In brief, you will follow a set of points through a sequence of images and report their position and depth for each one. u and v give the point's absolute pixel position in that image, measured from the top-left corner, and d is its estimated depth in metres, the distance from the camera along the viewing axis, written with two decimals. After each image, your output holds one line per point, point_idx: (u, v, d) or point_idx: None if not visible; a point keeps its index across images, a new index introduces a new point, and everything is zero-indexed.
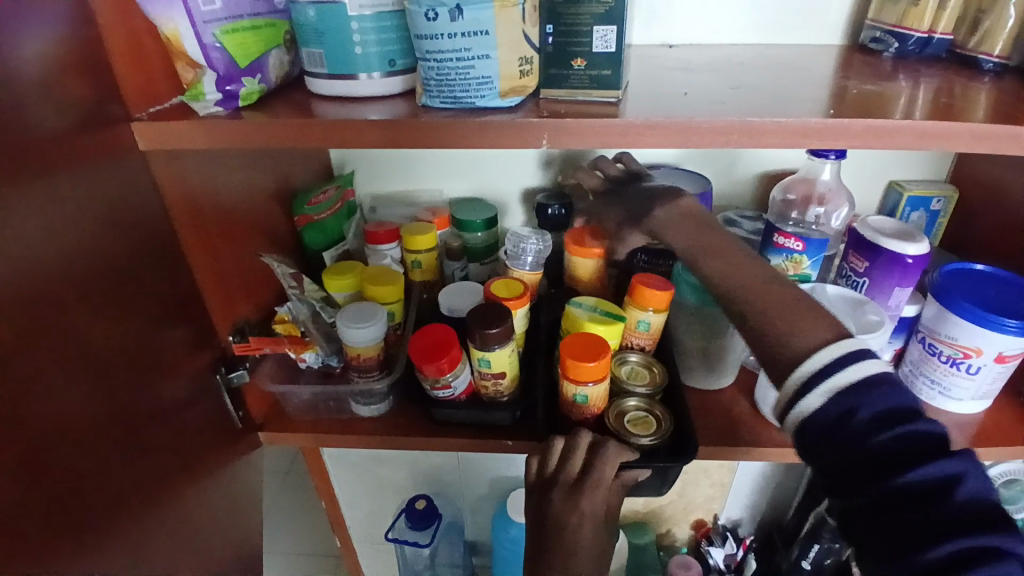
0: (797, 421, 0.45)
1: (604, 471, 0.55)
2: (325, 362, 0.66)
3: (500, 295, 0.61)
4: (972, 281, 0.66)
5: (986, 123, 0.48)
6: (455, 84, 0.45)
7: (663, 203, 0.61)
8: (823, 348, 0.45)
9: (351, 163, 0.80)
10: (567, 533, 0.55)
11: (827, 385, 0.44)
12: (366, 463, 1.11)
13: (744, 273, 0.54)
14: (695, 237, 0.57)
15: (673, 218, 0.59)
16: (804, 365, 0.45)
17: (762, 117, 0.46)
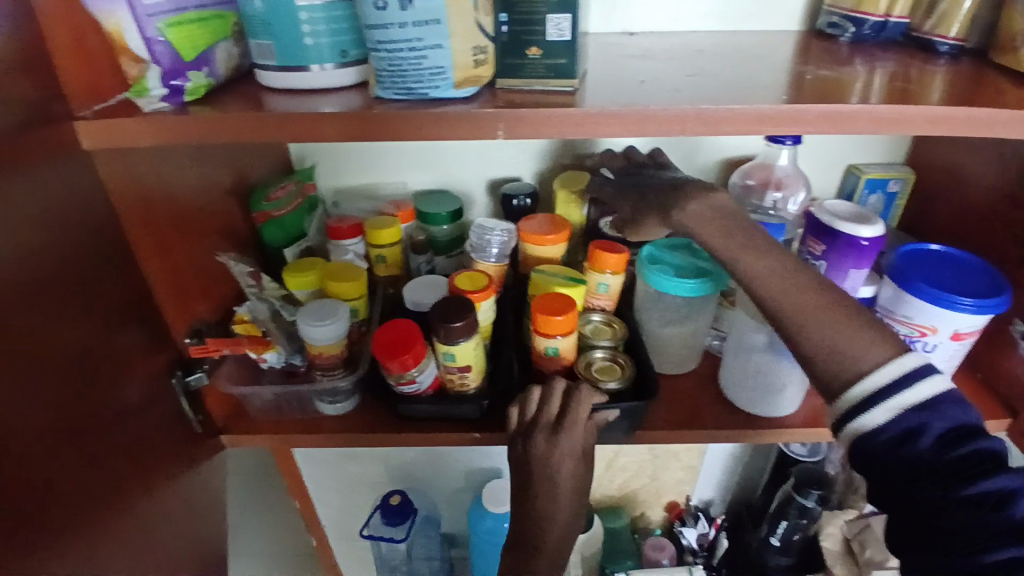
0: (856, 434, 0.43)
1: (579, 412, 0.56)
2: (288, 361, 0.64)
3: (463, 287, 0.60)
4: (930, 261, 0.68)
5: (937, 108, 0.49)
6: (408, 75, 0.44)
7: (698, 195, 0.60)
8: (888, 362, 0.44)
9: (311, 156, 0.78)
10: (551, 472, 0.57)
11: (893, 401, 0.42)
12: (339, 462, 1.10)
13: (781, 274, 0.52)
14: (729, 237, 0.56)
15: (700, 214, 0.58)
16: (869, 377, 0.44)
17: (718, 105, 0.47)
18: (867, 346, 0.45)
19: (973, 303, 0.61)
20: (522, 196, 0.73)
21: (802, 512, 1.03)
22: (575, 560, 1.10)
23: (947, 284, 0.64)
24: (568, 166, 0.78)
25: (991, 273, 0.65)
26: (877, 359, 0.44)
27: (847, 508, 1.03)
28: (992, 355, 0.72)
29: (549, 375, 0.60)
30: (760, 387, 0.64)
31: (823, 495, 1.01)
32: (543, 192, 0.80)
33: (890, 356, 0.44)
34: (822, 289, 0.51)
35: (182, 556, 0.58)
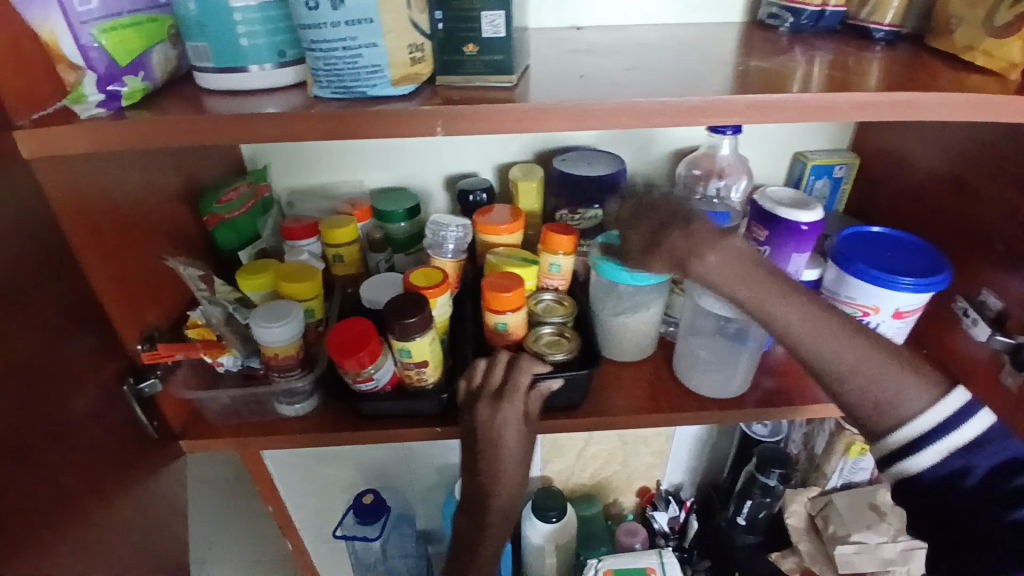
0: (903, 473, 0.55)
1: (520, 380, 0.59)
2: (245, 364, 0.64)
3: (418, 284, 0.60)
4: (871, 242, 0.70)
5: (866, 94, 0.51)
6: (344, 73, 0.45)
7: (712, 241, 0.56)
8: (929, 409, 0.53)
9: (264, 157, 0.78)
10: (495, 438, 0.60)
11: (940, 445, 0.53)
12: (309, 464, 1.10)
13: (820, 328, 0.55)
14: (757, 289, 0.55)
15: (724, 266, 0.55)
16: (911, 424, 0.54)
17: (652, 98, 0.48)
18: (909, 391, 0.54)
19: (912, 282, 0.63)
20: (478, 191, 0.74)
21: (766, 491, 1.05)
22: (549, 548, 1.11)
23: (887, 265, 0.66)
24: (525, 160, 0.79)
25: (929, 252, 0.68)
26: (921, 405, 0.54)
27: (811, 484, 1.08)
28: (935, 330, 0.75)
29: (498, 350, 0.62)
30: (710, 367, 0.67)
31: (784, 473, 1.03)
32: (501, 186, 0.80)
33: (933, 399, 0.54)
34: (849, 340, 0.54)
35: (140, 565, 0.58)
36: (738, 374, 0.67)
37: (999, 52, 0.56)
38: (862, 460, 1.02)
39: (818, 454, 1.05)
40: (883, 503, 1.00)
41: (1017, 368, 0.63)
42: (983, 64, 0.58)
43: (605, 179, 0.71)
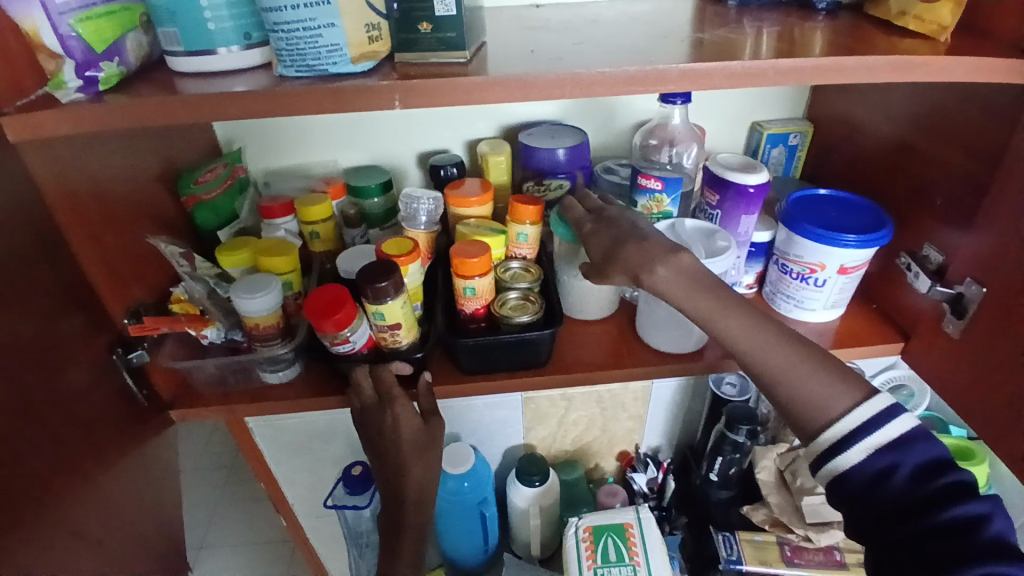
0: (835, 471, 0.55)
1: (387, 380, 0.63)
2: (228, 336, 0.68)
3: (390, 253, 0.63)
4: (820, 204, 0.74)
5: (794, 60, 0.55)
6: (305, 52, 0.48)
7: (659, 259, 0.59)
8: (850, 411, 0.55)
9: (238, 139, 0.80)
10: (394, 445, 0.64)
11: (868, 441, 0.54)
12: (298, 440, 1.13)
13: (758, 333, 0.58)
14: (702, 302, 0.58)
15: (672, 279, 0.59)
16: (835, 423, 0.55)
17: (593, 69, 0.51)
18: (833, 392, 0.56)
19: (856, 240, 0.67)
20: (448, 165, 0.77)
21: (736, 448, 1.11)
22: (533, 511, 1.16)
23: (834, 225, 0.71)
24: (494, 135, 0.82)
25: (874, 213, 0.72)
26: (844, 406, 0.55)
27: (779, 441, 1.14)
28: (885, 287, 0.79)
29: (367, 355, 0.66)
30: (670, 328, 0.71)
31: (751, 429, 1.08)
32: (471, 161, 0.84)
33: (858, 402, 0.55)
34: (789, 348, 0.58)
35: (140, 525, 0.62)
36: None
37: (928, 16, 0.60)
38: None
39: None
40: None
41: (956, 316, 0.67)
42: (915, 28, 0.62)
43: (567, 152, 0.75)
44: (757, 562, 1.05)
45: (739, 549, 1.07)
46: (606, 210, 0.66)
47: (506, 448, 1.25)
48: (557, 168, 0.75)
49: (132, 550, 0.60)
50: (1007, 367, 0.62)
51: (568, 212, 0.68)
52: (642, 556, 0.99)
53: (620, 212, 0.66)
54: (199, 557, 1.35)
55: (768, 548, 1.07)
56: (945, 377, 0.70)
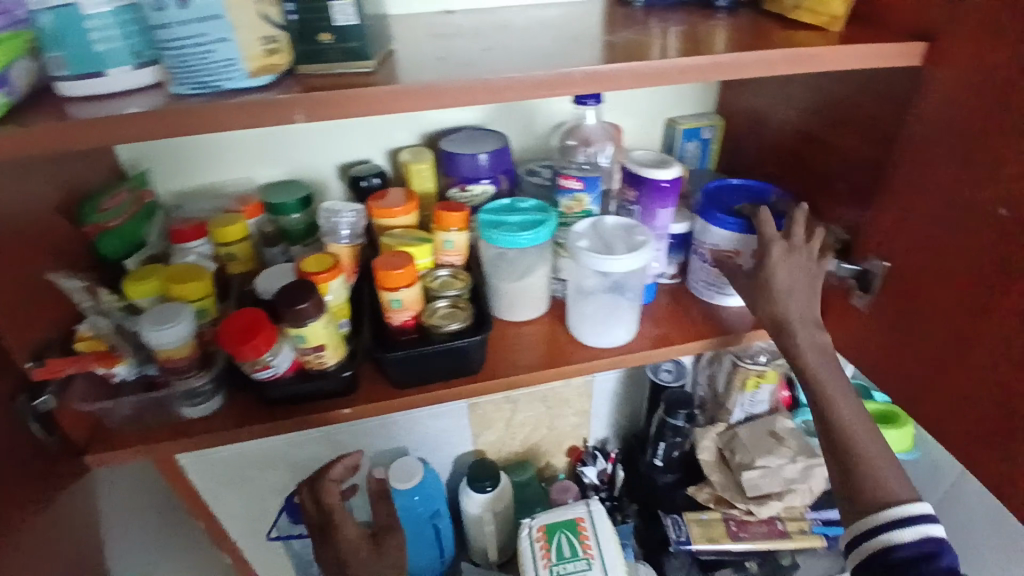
0: (881, 544, 0.57)
1: (329, 494, 0.74)
2: (142, 371, 0.65)
3: (310, 270, 0.62)
4: (733, 193, 0.78)
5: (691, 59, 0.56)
6: (198, 69, 0.46)
7: (805, 326, 0.67)
8: (910, 502, 0.58)
9: (144, 161, 0.76)
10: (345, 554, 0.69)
11: (922, 529, 0.56)
12: (237, 472, 1.08)
13: (859, 417, 0.63)
14: (829, 377, 0.65)
15: (813, 353, 0.66)
16: (890, 506, 0.58)
17: (499, 74, 0.51)
18: (900, 484, 0.59)
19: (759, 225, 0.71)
20: (369, 176, 0.76)
21: (676, 432, 1.14)
22: (486, 517, 1.16)
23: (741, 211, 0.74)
24: (415, 143, 0.81)
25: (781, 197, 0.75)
26: (907, 497, 0.59)
27: (717, 421, 1.18)
28: None
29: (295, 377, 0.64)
30: (599, 324, 0.73)
31: (689, 413, 1.12)
32: (394, 171, 0.82)
33: (916, 496, 0.58)
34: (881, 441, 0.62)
35: None
36: (619, 310, 0.73)
37: (820, 8, 0.64)
38: (759, 393, 1.14)
39: (720, 392, 1.17)
40: (781, 430, 1.14)
41: (863, 290, 0.72)
42: (808, 20, 0.65)
43: (489, 156, 0.75)
44: (705, 539, 1.09)
45: (686, 530, 1.11)
46: (809, 246, 0.67)
47: (456, 457, 1.24)
48: (480, 174, 0.75)
49: None
50: (910, 332, 0.67)
51: (766, 228, 0.68)
52: (595, 549, 1.01)
53: (811, 257, 0.67)
54: None
55: (714, 525, 1.11)
56: (857, 348, 0.75)
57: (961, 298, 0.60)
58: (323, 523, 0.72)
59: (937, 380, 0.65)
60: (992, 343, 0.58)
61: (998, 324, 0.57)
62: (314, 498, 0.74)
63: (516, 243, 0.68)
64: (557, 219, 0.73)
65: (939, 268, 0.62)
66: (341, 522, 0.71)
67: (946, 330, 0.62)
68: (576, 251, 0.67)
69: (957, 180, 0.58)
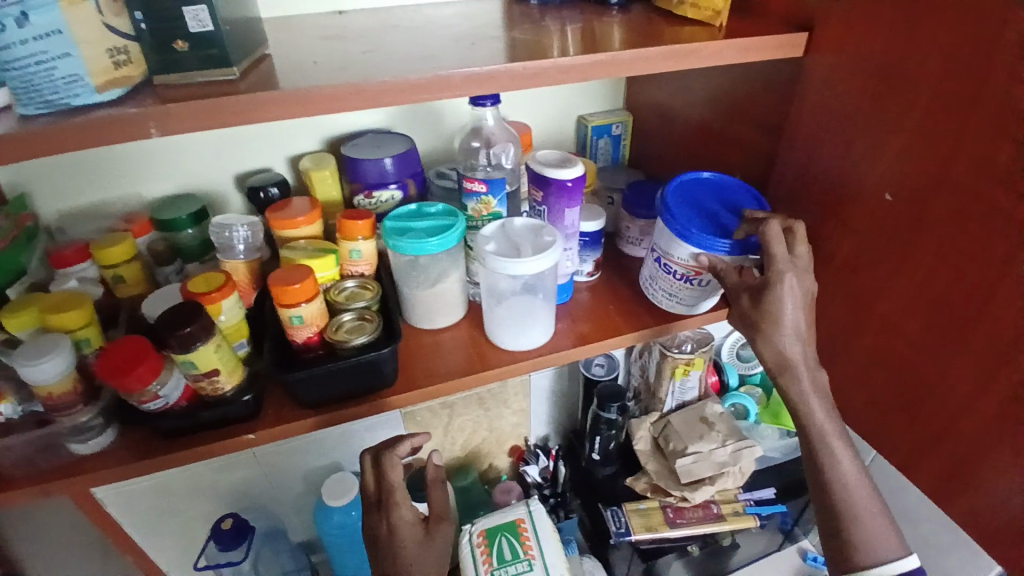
0: None
1: (391, 475, 0.70)
2: (28, 409, 0.61)
3: (198, 291, 0.59)
4: (700, 194, 0.72)
5: (574, 57, 0.56)
6: (42, 87, 0.43)
7: (806, 365, 0.64)
8: (900, 561, 0.61)
9: (20, 180, 0.69)
10: (392, 547, 0.68)
11: None
12: (158, 504, 1.02)
13: (850, 467, 0.63)
14: (823, 419, 0.63)
15: (813, 397, 0.63)
16: (885, 565, 0.61)
17: (373, 79, 0.49)
18: (888, 537, 0.62)
19: (732, 246, 0.65)
20: (267, 186, 0.73)
21: (611, 425, 1.14)
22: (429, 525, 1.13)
23: (713, 222, 0.68)
24: (317, 150, 0.78)
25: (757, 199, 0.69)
26: (896, 557, 0.61)
27: (651, 410, 1.21)
28: None
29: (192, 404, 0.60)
30: (514, 326, 0.72)
31: (621, 406, 1.13)
32: (297, 178, 0.79)
33: (902, 554, 0.61)
34: (870, 492, 0.63)
35: None
36: (534, 310, 0.73)
37: (703, 4, 0.64)
38: (688, 379, 1.16)
39: (652, 382, 1.19)
40: (710, 415, 1.17)
41: None
42: (694, 15, 0.66)
43: (394, 161, 0.73)
44: (644, 529, 1.10)
45: (626, 520, 1.12)
46: (807, 267, 0.63)
47: None
48: (385, 180, 0.73)
49: None
50: (823, 318, 0.67)
51: (777, 251, 0.61)
52: (536, 549, 1.00)
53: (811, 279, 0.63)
54: None
55: (652, 514, 1.13)
56: None
57: (853, 284, 0.62)
58: (380, 499, 0.70)
59: (834, 359, 0.67)
60: (921, 352, 0.57)
61: (908, 321, 0.57)
62: (377, 475, 0.71)
63: (424, 250, 0.66)
64: (465, 222, 0.72)
65: (857, 266, 0.61)
66: (400, 501, 0.70)
67: (870, 328, 0.62)
68: (483, 255, 0.66)
69: (880, 182, 0.57)
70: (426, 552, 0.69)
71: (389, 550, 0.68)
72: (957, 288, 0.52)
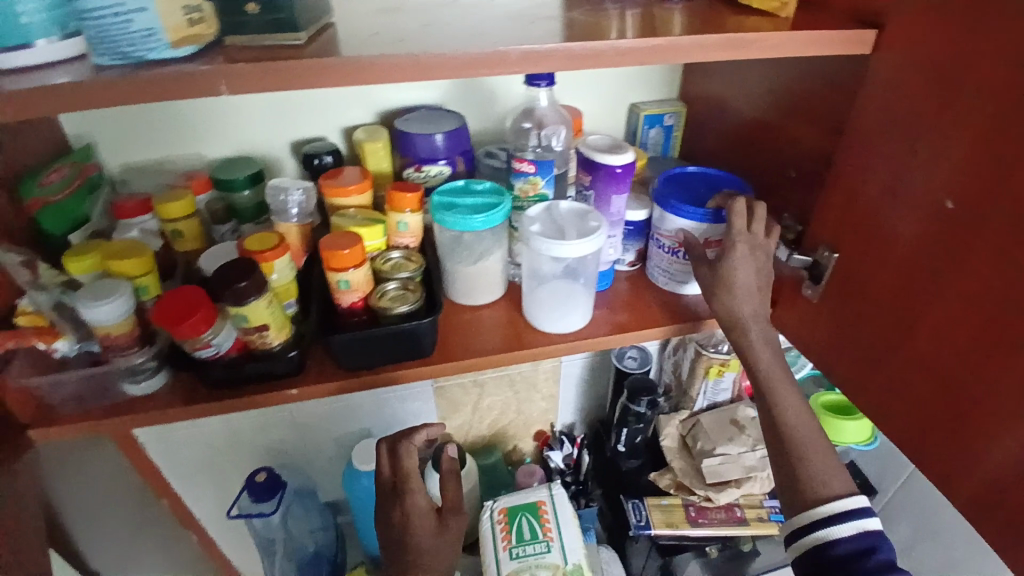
0: (821, 538, 0.59)
1: (407, 462, 0.73)
2: (84, 347, 0.64)
3: (253, 249, 0.61)
4: (686, 180, 0.79)
5: (630, 40, 0.55)
6: (118, 38, 0.45)
7: (754, 321, 0.68)
8: (845, 497, 0.60)
9: (90, 133, 0.73)
10: (402, 538, 0.70)
11: (856, 521, 0.59)
12: (198, 451, 1.08)
13: (800, 413, 0.65)
14: (772, 369, 0.67)
15: (763, 349, 0.68)
16: (835, 499, 0.60)
17: (431, 51, 0.50)
18: (835, 476, 0.62)
19: (712, 216, 0.72)
20: (322, 154, 0.75)
21: (639, 418, 1.14)
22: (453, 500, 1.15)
23: (698, 200, 0.75)
24: (371, 122, 0.80)
25: (738, 184, 0.77)
26: (842, 491, 0.61)
27: (681, 408, 1.21)
28: None
29: (242, 358, 0.63)
30: (552, 308, 0.72)
31: (651, 400, 1.12)
32: (351, 149, 0.81)
33: (848, 492, 0.61)
34: (820, 438, 0.65)
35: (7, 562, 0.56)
36: (573, 295, 0.73)
37: None
38: (722, 380, 1.15)
39: (684, 379, 1.18)
40: (742, 418, 1.16)
41: (814, 281, 0.70)
42: (758, 6, 0.64)
43: (445, 137, 0.74)
44: (665, 524, 1.09)
45: (648, 514, 1.11)
46: (762, 243, 0.69)
47: None
48: (435, 155, 0.74)
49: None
50: (863, 321, 0.66)
51: (736, 222, 0.68)
52: (555, 532, 1.00)
53: (768, 253, 0.69)
54: None
55: (675, 510, 1.12)
56: (807, 336, 0.75)
57: (896, 289, 0.61)
58: (397, 487, 0.73)
59: (871, 366, 0.66)
60: (965, 339, 0.55)
61: (951, 301, 0.56)
62: (394, 463, 0.74)
63: (470, 226, 0.67)
64: (511, 202, 0.72)
65: (897, 255, 0.60)
66: (414, 489, 0.72)
67: (908, 318, 0.60)
68: (527, 235, 0.66)
69: (935, 177, 0.55)
70: (439, 544, 0.70)
71: (403, 527, 0.70)
72: (1005, 266, 0.50)
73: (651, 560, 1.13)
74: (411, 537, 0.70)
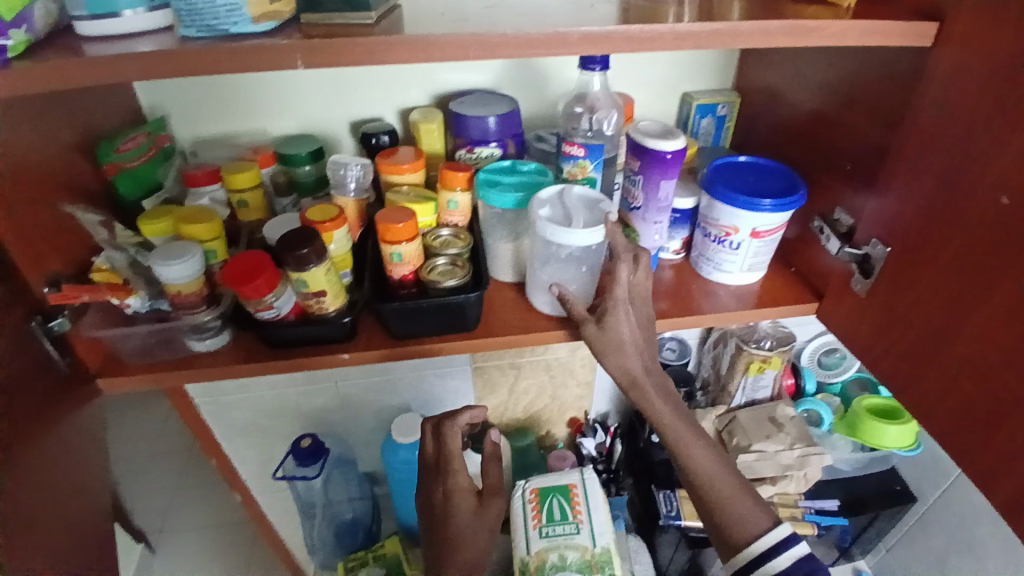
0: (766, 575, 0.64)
1: (450, 444, 0.76)
2: (154, 304, 0.68)
3: (314, 219, 0.64)
4: (737, 169, 0.79)
5: (688, 24, 0.56)
6: (204, 11, 0.49)
7: (652, 370, 0.71)
8: (772, 530, 0.65)
9: (166, 106, 0.78)
10: (448, 508, 0.73)
11: (787, 552, 0.64)
12: (247, 415, 1.14)
13: (710, 462, 0.69)
14: (670, 415, 0.71)
15: (660, 405, 0.71)
16: (757, 539, 0.65)
17: (494, 31, 0.52)
18: (755, 513, 0.67)
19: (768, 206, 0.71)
20: (379, 133, 0.77)
21: None
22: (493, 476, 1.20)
23: (751, 190, 0.75)
24: (427, 104, 0.82)
25: (787, 176, 0.76)
26: (764, 526, 0.66)
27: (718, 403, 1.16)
28: (802, 249, 0.82)
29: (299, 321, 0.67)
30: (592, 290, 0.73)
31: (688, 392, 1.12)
32: (406, 129, 0.84)
33: (769, 526, 0.66)
34: (734, 480, 0.69)
35: (80, 495, 0.62)
36: (572, 279, 0.73)
37: None
38: (762, 377, 1.11)
39: (723, 374, 1.14)
40: (781, 417, 1.10)
41: (863, 275, 0.70)
42: None
43: (498, 120, 0.75)
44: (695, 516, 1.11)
45: (677, 505, 1.13)
46: (641, 295, 0.71)
47: None
48: (488, 136, 0.76)
49: (79, 515, 0.61)
50: (911, 317, 0.65)
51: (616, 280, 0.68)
52: (585, 514, 1.02)
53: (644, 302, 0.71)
54: (159, 540, 1.35)
55: None
56: (853, 333, 0.74)
57: (952, 286, 0.59)
58: (440, 464, 0.76)
59: (918, 362, 0.65)
60: (1015, 336, 0.54)
61: (1006, 298, 0.54)
62: (437, 442, 0.77)
63: (509, 203, 0.70)
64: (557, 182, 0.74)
65: (950, 248, 0.59)
66: (457, 469, 0.74)
67: (960, 315, 0.59)
68: (534, 217, 0.67)
69: (995, 171, 0.53)
70: (479, 521, 0.73)
71: (444, 493, 0.73)
72: None
73: (678, 553, 1.15)
74: (448, 504, 0.73)
